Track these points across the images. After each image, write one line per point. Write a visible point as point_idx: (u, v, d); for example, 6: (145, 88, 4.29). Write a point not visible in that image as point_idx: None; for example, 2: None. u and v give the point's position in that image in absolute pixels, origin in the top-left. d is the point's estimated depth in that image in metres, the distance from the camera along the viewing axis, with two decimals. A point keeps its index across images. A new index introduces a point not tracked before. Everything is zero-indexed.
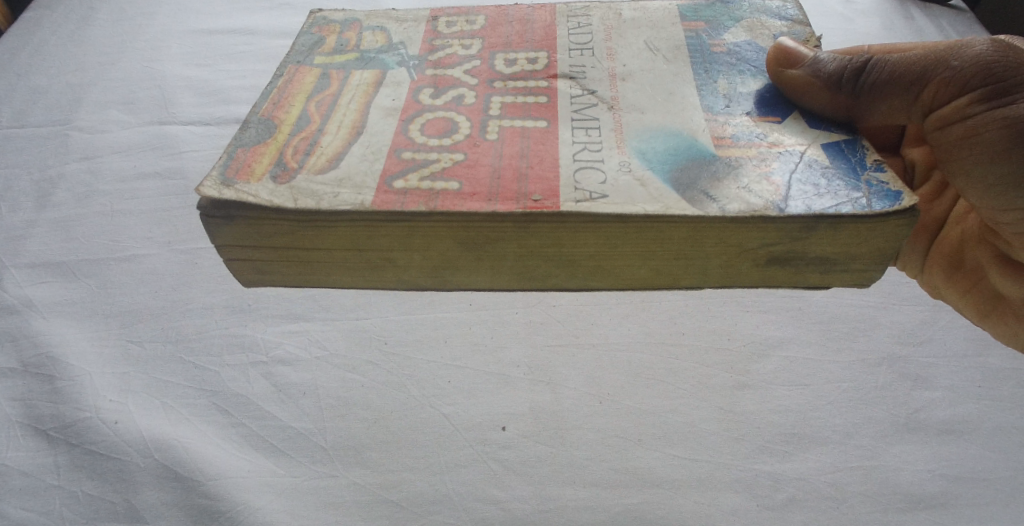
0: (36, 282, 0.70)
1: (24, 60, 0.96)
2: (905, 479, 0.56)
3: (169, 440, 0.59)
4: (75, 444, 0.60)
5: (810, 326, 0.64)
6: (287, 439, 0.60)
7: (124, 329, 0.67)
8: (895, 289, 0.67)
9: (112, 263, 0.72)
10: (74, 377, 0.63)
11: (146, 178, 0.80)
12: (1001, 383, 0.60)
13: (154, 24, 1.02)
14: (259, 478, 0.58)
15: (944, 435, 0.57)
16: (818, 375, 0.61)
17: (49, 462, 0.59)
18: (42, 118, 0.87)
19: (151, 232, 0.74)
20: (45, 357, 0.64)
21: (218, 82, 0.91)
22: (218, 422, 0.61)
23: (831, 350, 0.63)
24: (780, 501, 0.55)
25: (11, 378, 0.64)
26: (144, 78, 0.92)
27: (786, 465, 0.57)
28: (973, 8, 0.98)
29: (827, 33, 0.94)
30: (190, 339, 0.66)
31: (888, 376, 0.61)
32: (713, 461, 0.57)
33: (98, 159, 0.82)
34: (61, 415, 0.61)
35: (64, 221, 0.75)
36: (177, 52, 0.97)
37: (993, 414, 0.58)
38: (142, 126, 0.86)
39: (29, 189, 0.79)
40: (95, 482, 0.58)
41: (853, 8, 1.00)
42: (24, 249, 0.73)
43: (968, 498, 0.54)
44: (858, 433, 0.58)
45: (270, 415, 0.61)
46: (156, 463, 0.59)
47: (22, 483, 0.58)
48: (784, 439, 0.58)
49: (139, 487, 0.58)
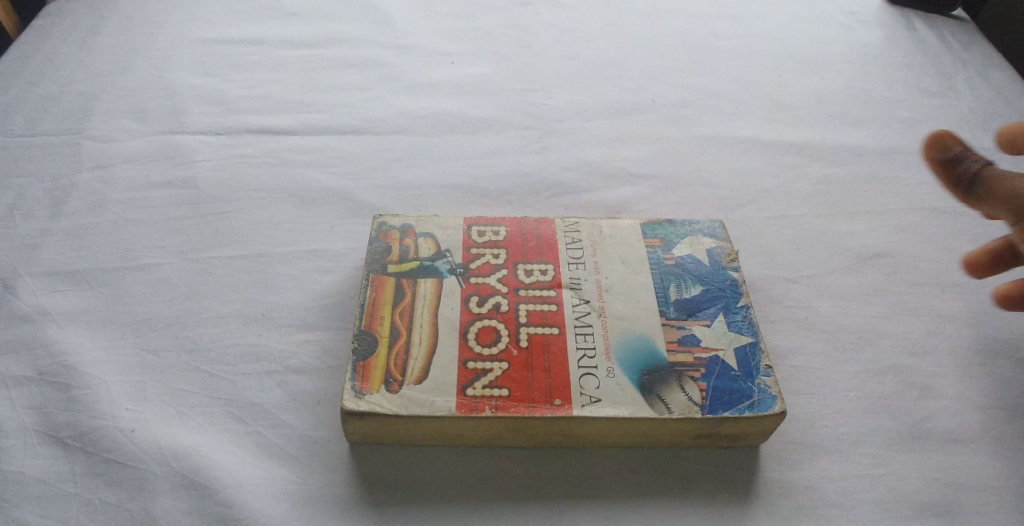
0: (50, 291, 0.71)
1: (34, 68, 0.97)
2: (912, 487, 0.58)
3: (187, 448, 0.60)
4: (92, 453, 0.59)
5: (818, 337, 0.68)
6: (303, 446, 0.60)
7: (139, 338, 0.67)
8: (901, 300, 0.72)
9: (127, 273, 0.73)
10: (91, 385, 0.63)
11: (158, 187, 0.82)
12: (1007, 392, 0.64)
13: (163, 34, 1.05)
14: (275, 486, 0.58)
15: (949, 443, 0.60)
16: (827, 385, 0.64)
17: (66, 470, 0.58)
18: (53, 127, 0.88)
19: (165, 242, 0.76)
20: (62, 366, 0.64)
21: (227, 93, 0.95)
22: (233, 431, 0.61)
23: (840, 360, 0.66)
24: (790, 509, 0.56)
25: (27, 385, 0.63)
26: (154, 87, 0.95)
27: (795, 473, 0.58)
28: (933, 40, 1.10)
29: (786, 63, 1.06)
30: (205, 348, 0.67)
31: (894, 385, 0.65)
32: (724, 468, 0.59)
33: (111, 168, 0.83)
34: (79, 424, 0.61)
35: (78, 231, 0.76)
36: (187, 62, 1.00)
37: (996, 423, 0.62)
38: (154, 135, 0.88)
39: (42, 198, 0.79)
40: (112, 489, 0.57)
41: (819, 38, 1.11)
42: (38, 257, 0.73)
43: (974, 505, 0.56)
44: (865, 441, 0.61)
45: (286, 423, 0.62)
46: (174, 471, 0.58)
47: (40, 491, 0.57)
48: (793, 448, 0.60)
49: (157, 495, 0.57)
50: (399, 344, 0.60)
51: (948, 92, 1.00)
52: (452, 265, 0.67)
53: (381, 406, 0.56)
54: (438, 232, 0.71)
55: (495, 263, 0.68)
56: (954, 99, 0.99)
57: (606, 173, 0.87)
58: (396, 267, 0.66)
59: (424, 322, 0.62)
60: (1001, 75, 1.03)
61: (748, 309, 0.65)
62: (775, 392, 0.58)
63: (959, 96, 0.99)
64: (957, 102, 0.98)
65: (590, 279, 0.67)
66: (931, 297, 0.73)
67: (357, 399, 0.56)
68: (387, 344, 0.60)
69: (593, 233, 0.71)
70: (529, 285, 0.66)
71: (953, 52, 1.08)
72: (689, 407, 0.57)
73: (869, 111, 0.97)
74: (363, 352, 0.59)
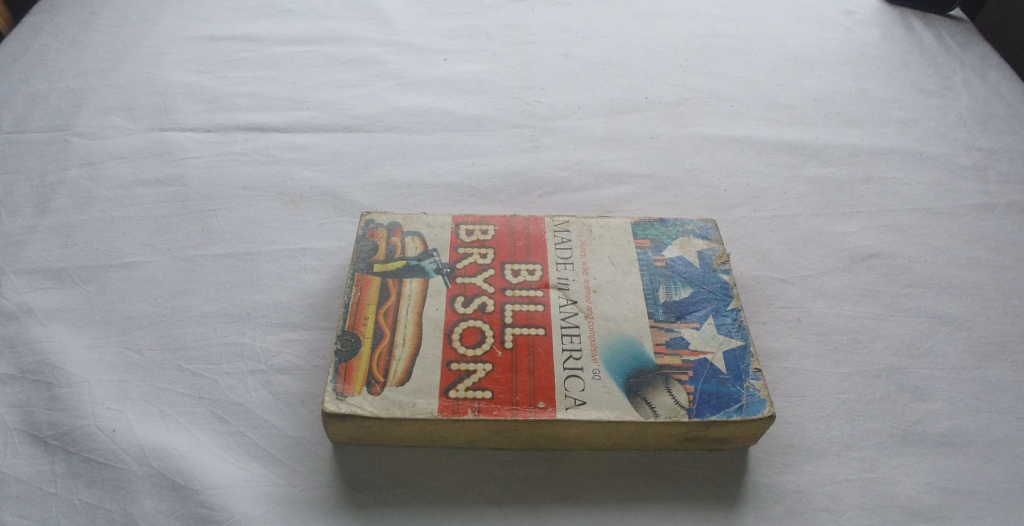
0: (35, 289, 0.70)
1: (25, 65, 0.97)
2: (903, 492, 0.57)
3: (167, 448, 0.58)
4: (73, 452, 0.58)
5: (809, 338, 0.67)
6: (286, 447, 0.59)
7: (123, 337, 0.66)
8: (896, 301, 0.71)
9: (112, 271, 0.72)
10: (74, 384, 0.62)
11: (147, 184, 0.81)
12: (1002, 395, 0.63)
13: (155, 30, 1.05)
14: (257, 487, 0.57)
15: (943, 448, 0.60)
16: (818, 387, 0.63)
17: (47, 470, 0.57)
18: (43, 124, 0.87)
19: (152, 240, 0.75)
20: (44, 364, 0.63)
21: (219, 89, 0.95)
22: (215, 431, 0.60)
23: (832, 361, 0.65)
24: (780, 513, 0.55)
25: (8, 384, 0.62)
26: (145, 85, 0.95)
27: (786, 476, 0.58)
28: (931, 40, 1.09)
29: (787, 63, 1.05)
30: (189, 346, 0.66)
31: (888, 388, 0.64)
32: (713, 472, 0.58)
33: (99, 165, 0.83)
34: (60, 423, 0.60)
35: (64, 228, 0.76)
36: (179, 59, 0.99)
37: (992, 427, 0.61)
38: (143, 132, 0.87)
39: (29, 195, 0.79)
40: (93, 490, 0.56)
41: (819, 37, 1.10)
42: (24, 255, 0.73)
43: (966, 511, 0.56)
44: (857, 445, 0.60)
45: (270, 424, 0.61)
46: (155, 472, 0.57)
47: (20, 491, 0.56)
48: (783, 451, 0.59)
49: (137, 496, 0.56)
50: (382, 344, 0.59)
51: (946, 92, 0.99)
52: (439, 265, 0.67)
53: (363, 407, 0.55)
54: (426, 231, 0.70)
55: (482, 263, 0.67)
56: (952, 99, 0.98)
57: (599, 172, 0.86)
58: (382, 266, 0.66)
59: (409, 324, 0.61)
60: (999, 75, 1.02)
61: (738, 312, 0.64)
62: (764, 395, 0.57)
63: (957, 97, 0.98)
64: (955, 102, 0.97)
65: (578, 279, 0.66)
66: (925, 298, 0.72)
67: (339, 401, 0.56)
68: (370, 343, 0.59)
69: (582, 232, 0.70)
70: (516, 285, 0.65)
71: (952, 53, 1.07)
72: (675, 411, 0.56)
73: (865, 110, 0.96)
74: (345, 352, 0.59)
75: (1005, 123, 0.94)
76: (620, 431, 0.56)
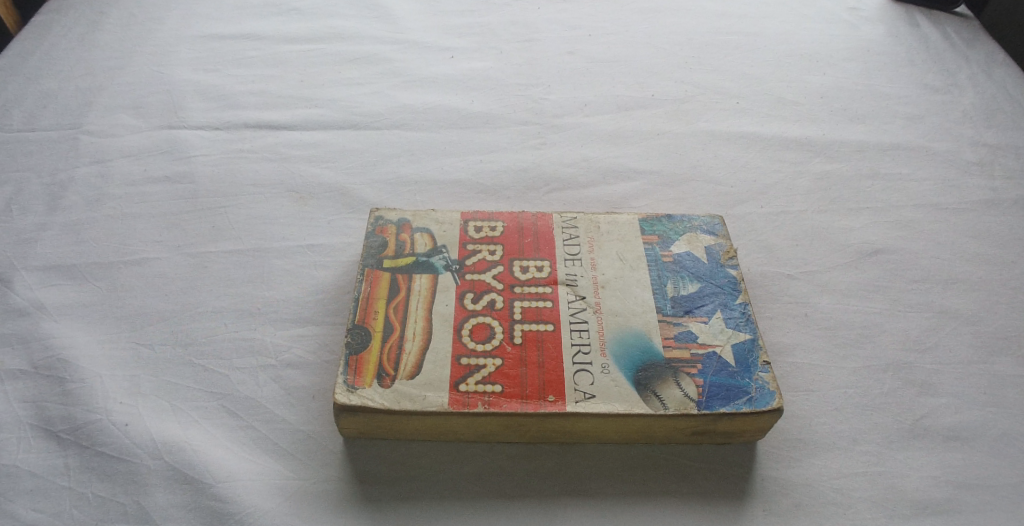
0: (46, 285, 0.70)
1: (34, 64, 0.97)
2: (912, 486, 0.57)
3: (179, 442, 0.59)
4: (85, 446, 0.59)
5: (816, 332, 0.68)
6: (297, 441, 0.60)
7: (134, 332, 0.67)
8: (903, 296, 0.72)
9: (123, 267, 0.72)
10: (86, 379, 0.63)
11: (156, 182, 0.82)
12: (1008, 390, 0.64)
13: (163, 29, 1.05)
14: (269, 480, 0.57)
15: (951, 441, 0.60)
16: (826, 382, 0.64)
17: (60, 464, 0.58)
18: (52, 122, 0.88)
19: (162, 237, 0.76)
20: (56, 359, 0.64)
21: (227, 87, 0.95)
22: (226, 424, 0.61)
23: (839, 356, 0.66)
24: (788, 506, 0.56)
25: (21, 379, 0.63)
26: (154, 83, 0.95)
27: (794, 470, 0.58)
28: (938, 34, 1.10)
29: (792, 60, 1.05)
30: (200, 342, 0.66)
31: (895, 382, 0.64)
32: (722, 467, 0.58)
33: (109, 163, 0.83)
34: (73, 418, 0.60)
35: (76, 225, 0.76)
36: (186, 57, 1.00)
37: (999, 421, 0.61)
38: (151, 130, 0.88)
39: (40, 193, 0.79)
40: (106, 483, 0.57)
41: (824, 33, 1.10)
42: (35, 252, 0.73)
43: (974, 504, 0.56)
44: (865, 439, 0.60)
45: (280, 418, 0.61)
46: (168, 466, 0.58)
47: (33, 485, 0.56)
48: (791, 445, 0.59)
49: (150, 489, 0.56)
50: (392, 338, 0.60)
51: (951, 88, 0.99)
52: (448, 262, 0.67)
53: (374, 399, 0.56)
54: (434, 228, 0.70)
55: (491, 259, 0.68)
56: (957, 95, 0.98)
57: (606, 169, 0.86)
58: (392, 262, 0.66)
59: (416, 317, 0.62)
60: (1004, 71, 1.02)
61: (746, 306, 0.64)
62: (773, 388, 0.57)
63: (962, 93, 0.98)
64: (960, 98, 0.97)
65: (586, 275, 0.66)
66: (932, 293, 0.72)
67: (350, 393, 0.56)
68: (380, 337, 0.60)
69: (590, 229, 0.71)
70: (525, 281, 0.66)
71: (957, 49, 1.07)
72: (684, 403, 0.56)
73: (871, 107, 0.96)
74: (356, 345, 0.59)
75: (1011, 119, 0.94)
76: (631, 424, 0.57)
